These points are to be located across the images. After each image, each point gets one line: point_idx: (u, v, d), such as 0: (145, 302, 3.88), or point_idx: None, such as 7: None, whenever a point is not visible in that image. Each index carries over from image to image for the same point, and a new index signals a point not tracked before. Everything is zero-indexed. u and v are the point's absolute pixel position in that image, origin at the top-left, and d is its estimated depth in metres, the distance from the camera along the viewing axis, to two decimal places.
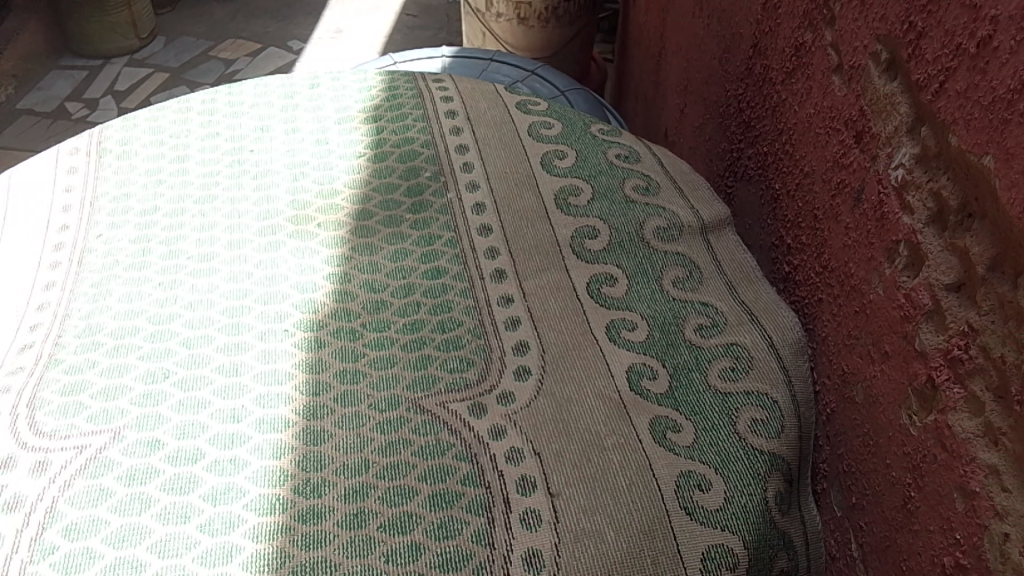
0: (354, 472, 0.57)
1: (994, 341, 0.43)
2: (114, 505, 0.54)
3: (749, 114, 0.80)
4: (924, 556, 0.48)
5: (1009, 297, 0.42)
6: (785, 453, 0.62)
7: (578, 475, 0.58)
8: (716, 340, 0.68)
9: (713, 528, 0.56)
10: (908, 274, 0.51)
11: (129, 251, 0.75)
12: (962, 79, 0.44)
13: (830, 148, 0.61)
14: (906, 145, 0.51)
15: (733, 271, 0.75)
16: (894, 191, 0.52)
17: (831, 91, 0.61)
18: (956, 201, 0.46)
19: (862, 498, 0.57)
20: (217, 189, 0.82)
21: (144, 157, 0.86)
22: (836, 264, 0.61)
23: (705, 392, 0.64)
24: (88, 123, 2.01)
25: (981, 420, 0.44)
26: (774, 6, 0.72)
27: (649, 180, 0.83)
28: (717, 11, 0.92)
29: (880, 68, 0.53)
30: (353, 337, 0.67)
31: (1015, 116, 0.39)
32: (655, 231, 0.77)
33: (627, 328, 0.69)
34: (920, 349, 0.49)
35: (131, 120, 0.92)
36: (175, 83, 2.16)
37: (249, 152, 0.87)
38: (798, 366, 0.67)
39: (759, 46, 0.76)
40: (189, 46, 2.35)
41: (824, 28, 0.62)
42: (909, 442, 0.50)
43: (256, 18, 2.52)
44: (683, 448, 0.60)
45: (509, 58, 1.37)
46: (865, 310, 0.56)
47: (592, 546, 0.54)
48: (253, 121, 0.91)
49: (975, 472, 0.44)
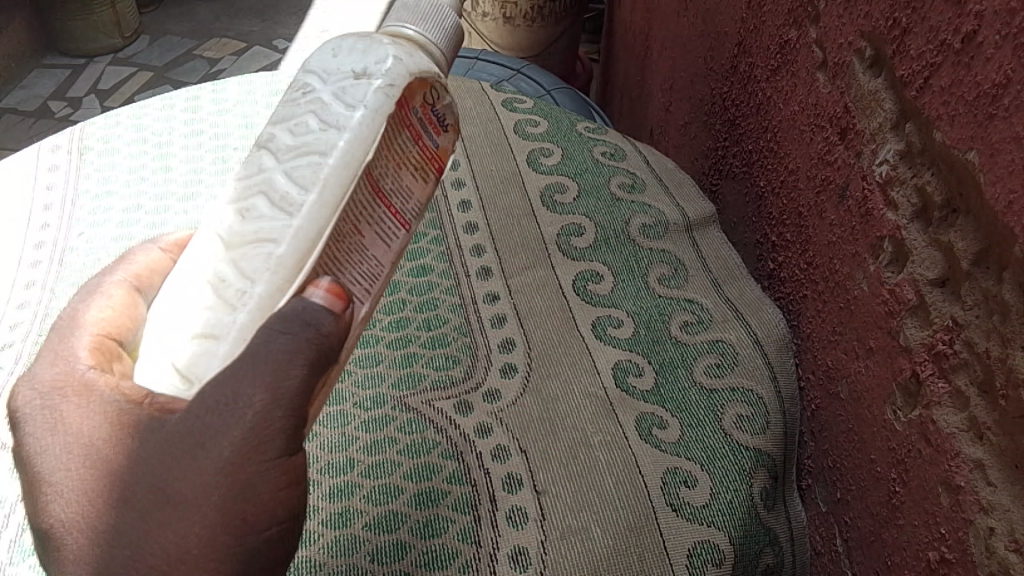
0: (339, 470, 0.56)
1: (979, 335, 0.43)
2: None
3: (734, 113, 0.80)
4: (909, 551, 0.48)
5: (993, 292, 0.42)
6: (770, 449, 0.62)
7: (564, 472, 0.58)
8: (702, 336, 0.68)
9: (700, 524, 0.56)
10: (892, 270, 0.51)
11: (111, 249, 0.75)
12: (946, 75, 0.44)
13: (814, 145, 0.61)
14: (891, 142, 0.51)
15: (719, 268, 0.75)
16: (878, 187, 0.52)
17: (815, 88, 0.61)
18: (940, 197, 0.47)
19: (847, 494, 0.57)
20: (200, 187, 0.81)
21: (127, 155, 0.86)
22: (820, 261, 0.61)
23: (691, 388, 0.64)
24: (69, 122, 1.99)
25: (966, 415, 0.44)
26: (759, 4, 0.72)
27: (634, 177, 0.83)
28: (702, 10, 0.92)
29: (864, 65, 0.54)
30: None
31: (1000, 111, 0.39)
32: (641, 228, 0.77)
33: (613, 325, 0.69)
34: (905, 344, 0.49)
35: (113, 117, 0.91)
36: (158, 83, 2.14)
37: (233, 150, 0.86)
38: (783, 362, 0.66)
39: (744, 44, 0.76)
40: (173, 44, 2.34)
41: (808, 26, 0.62)
42: (894, 438, 0.50)
43: (240, 18, 2.51)
44: (669, 444, 0.60)
45: (495, 57, 1.37)
46: (849, 307, 0.56)
47: (579, 543, 0.54)
48: (237, 118, 0.91)
49: (960, 467, 0.44)
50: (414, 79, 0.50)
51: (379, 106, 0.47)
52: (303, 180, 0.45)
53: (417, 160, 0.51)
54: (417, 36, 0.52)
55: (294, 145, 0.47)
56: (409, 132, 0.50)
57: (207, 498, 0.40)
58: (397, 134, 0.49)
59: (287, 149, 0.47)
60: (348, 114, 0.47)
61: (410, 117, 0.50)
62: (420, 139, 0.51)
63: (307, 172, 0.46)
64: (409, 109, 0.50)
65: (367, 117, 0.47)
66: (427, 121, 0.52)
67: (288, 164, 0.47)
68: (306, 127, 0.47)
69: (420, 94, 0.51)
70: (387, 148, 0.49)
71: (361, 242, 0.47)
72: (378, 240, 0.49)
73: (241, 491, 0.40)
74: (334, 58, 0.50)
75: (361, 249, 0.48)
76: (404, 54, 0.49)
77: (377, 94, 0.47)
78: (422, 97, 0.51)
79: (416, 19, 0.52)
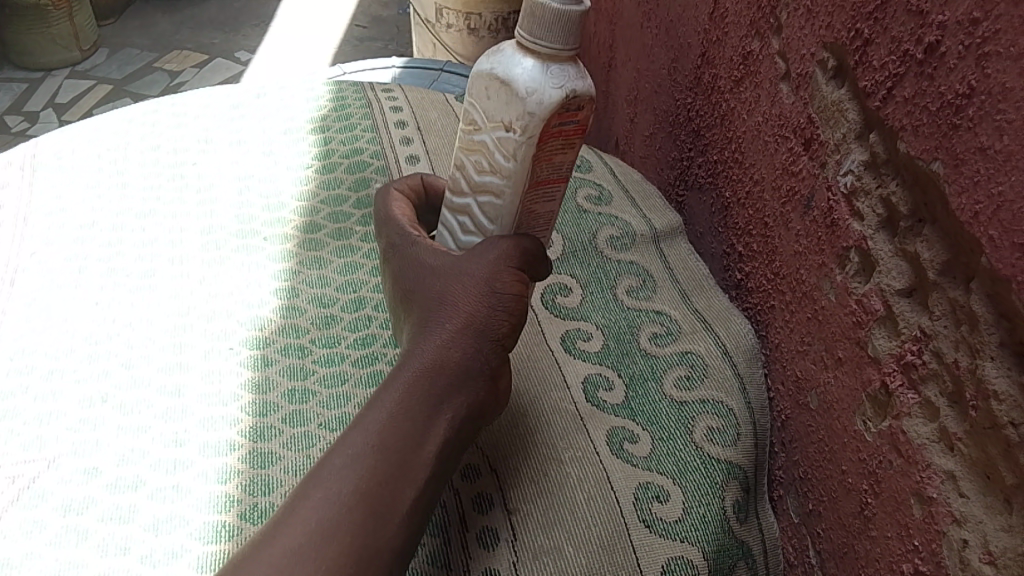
0: None
1: (947, 346, 0.43)
2: (50, 538, 0.52)
3: (698, 122, 0.80)
4: (882, 564, 0.48)
5: (962, 301, 0.42)
6: (741, 461, 0.61)
7: (535, 489, 0.57)
8: (670, 348, 0.68)
9: (673, 539, 0.56)
10: (860, 280, 0.51)
11: (66, 269, 0.72)
12: (909, 86, 0.44)
13: (778, 155, 0.61)
14: (855, 152, 0.51)
15: (688, 279, 0.75)
16: (844, 198, 0.52)
17: (779, 98, 0.61)
18: (906, 207, 0.47)
19: (819, 506, 0.56)
20: (158, 204, 0.80)
21: (82, 170, 0.83)
22: (786, 271, 0.61)
23: (661, 402, 0.64)
24: (27, 137, 1.93)
25: (937, 425, 0.44)
26: (721, 15, 0.72)
27: (601, 189, 0.85)
28: (664, 21, 0.92)
29: (828, 76, 0.54)
30: (301, 354, 0.66)
31: (964, 121, 0.39)
32: (608, 240, 0.79)
33: (583, 338, 0.69)
34: (874, 355, 0.49)
35: (67, 132, 0.88)
36: (118, 97, 2.10)
37: (192, 165, 0.85)
38: (752, 373, 0.66)
39: (707, 55, 0.76)
40: (132, 57, 2.29)
41: (771, 37, 0.62)
42: (864, 448, 0.50)
43: (202, 30, 2.48)
44: (640, 459, 0.60)
45: (460, 68, 1.35)
46: (816, 317, 0.56)
47: (550, 562, 0.53)
48: (196, 132, 0.89)
49: (931, 478, 0.43)
50: (544, 118, 0.49)
51: (526, 156, 0.50)
52: (489, 210, 0.54)
53: (564, 144, 0.52)
54: (559, 52, 0.48)
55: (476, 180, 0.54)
56: (550, 142, 0.51)
57: (480, 267, 0.51)
58: (544, 150, 0.51)
59: (468, 174, 0.54)
60: (498, 162, 0.51)
61: (550, 135, 0.50)
62: (559, 138, 0.51)
63: (490, 206, 0.54)
64: (543, 134, 0.50)
65: (512, 171, 0.51)
66: (568, 114, 0.50)
67: (474, 193, 0.54)
68: (479, 162, 0.53)
69: (550, 119, 0.49)
70: (540, 165, 0.52)
71: (535, 214, 0.55)
72: (553, 201, 0.56)
73: (504, 270, 0.51)
74: (486, 96, 0.50)
75: (536, 217, 0.56)
76: (530, 104, 0.48)
77: (519, 149, 0.50)
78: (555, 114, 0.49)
79: (555, 34, 0.48)
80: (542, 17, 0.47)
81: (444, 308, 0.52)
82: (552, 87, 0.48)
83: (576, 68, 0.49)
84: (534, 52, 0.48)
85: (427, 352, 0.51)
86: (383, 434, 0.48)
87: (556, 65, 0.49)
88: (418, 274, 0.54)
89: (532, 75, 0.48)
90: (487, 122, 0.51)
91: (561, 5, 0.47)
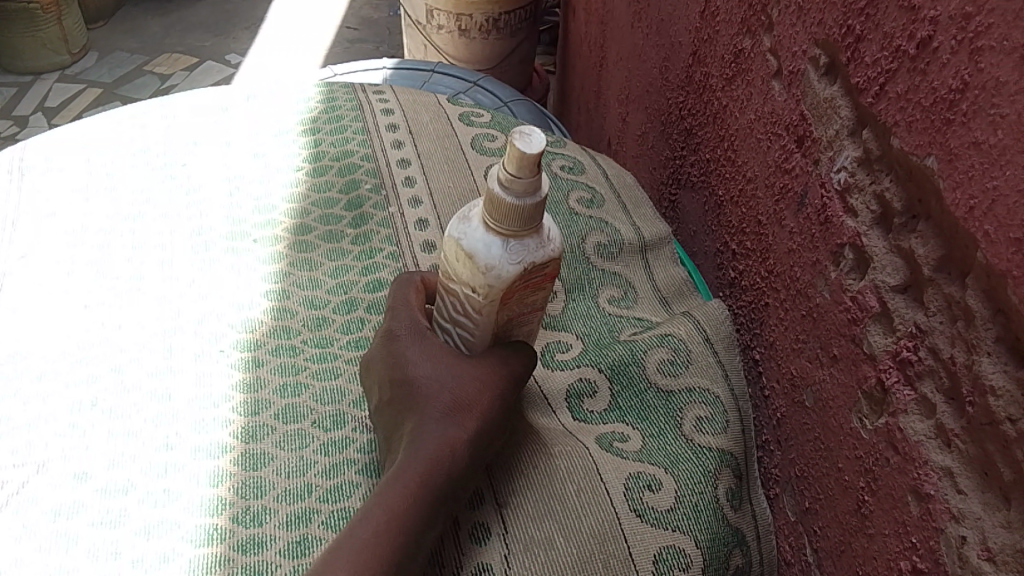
0: (296, 497, 0.55)
1: (943, 342, 0.43)
2: (39, 544, 0.51)
3: (690, 121, 0.79)
4: (879, 561, 0.48)
5: (957, 297, 0.42)
6: (733, 449, 0.62)
7: (527, 483, 0.56)
8: (648, 334, 0.69)
9: (664, 529, 0.56)
10: (854, 276, 0.51)
11: (54, 273, 0.71)
12: (902, 81, 0.44)
13: (772, 153, 0.61)
14: (848, 148, 0.51)
15: (667, 287, 0.77)
16: (838, 194, 0.52)
17: (771, 96, 0.61)
18: (900, 203, 0.47)
19: (815, 503, 0.56)
20: (148, 206, 0.79)
21: (71, 172, 0.82)
22: (780, 269, 0.61)
23: (647, 392, 0.65)
24: (15, 141, 1.92)
25: (933, 422, 0.43)
26: (713, 13, 0.72)
27: (593, 193, 0.85)
28: (655, 21, 0.92)
29: (820, 73, 0.53)
30: (292, 353, 0.67)
31: (958, 116, 0.39)
32: (596, 246, 0.79)
33: (562, 350, 0.69)
34: (869, 351, 0.49)
35: (55, 135, 0.87)
36: (108, 101, 2.08)
37: (181, 166, 0.84)
38: (731, 360, 0.67)
39: (698, 53, 0.76)
40: (122, 61, 2.28)
41: (762, 35, 0.62)
42: (860, 445, 0.50)
43: (190, 33, 2.46)
44: (631, 453, 0.60)
45: (451, 69, 1.35)
46: (811, 315, 0.56)
47: (543, 554, 0.52)
48: (184, 134, 0.88)
49: (929, 475, 0.43)
50: (507, 285, 0.51)
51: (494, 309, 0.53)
52: (468, 340, 0.57)
53: (531, 290, 0.54)
54: (523, 230, 0.49)
55: (456, 316, 0.56)
56: (516, 294, 0.53)
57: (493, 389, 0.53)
58: (512, 301, 0.53)
59: (448, 305, 0.56)
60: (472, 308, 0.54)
61: (515, 293, 0.52)
62: (524, 289, 0.53)
63: (469, 336, 0.56)
64: (507, 295, 0.52)
65: (481, 319, 0.54)
66: (534, 272, 0.52)
67: (454, 322, 0.57)
68: (454, 302, 0.55)
69: (512, 285, 0.51)
70: (510, 309, 0.54)
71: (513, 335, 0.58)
72: (530, 319, 0.58)
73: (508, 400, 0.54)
74: (456, 259, 0.52)
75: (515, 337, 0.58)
76: (490, 277, 0.50)
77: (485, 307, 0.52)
78: (520, 279, 0.51)
79: (516, 218, 0.49)
80: (502, 207, 0.48)
81: (462, 409, 0.52)
82: (512, 262, 0.50)
83: (541, 237, 0.51)
84: (494, 231, 0.50)
85: (430, 451, 0.49)
86: (388, 517, 0.45)
87: (517, 240, 0.50)
88: (430, 368, 0.54)
89: (494, 251, 0.50)
90: (458, 277, 0.53)
91: (516, 200, 0.48)
